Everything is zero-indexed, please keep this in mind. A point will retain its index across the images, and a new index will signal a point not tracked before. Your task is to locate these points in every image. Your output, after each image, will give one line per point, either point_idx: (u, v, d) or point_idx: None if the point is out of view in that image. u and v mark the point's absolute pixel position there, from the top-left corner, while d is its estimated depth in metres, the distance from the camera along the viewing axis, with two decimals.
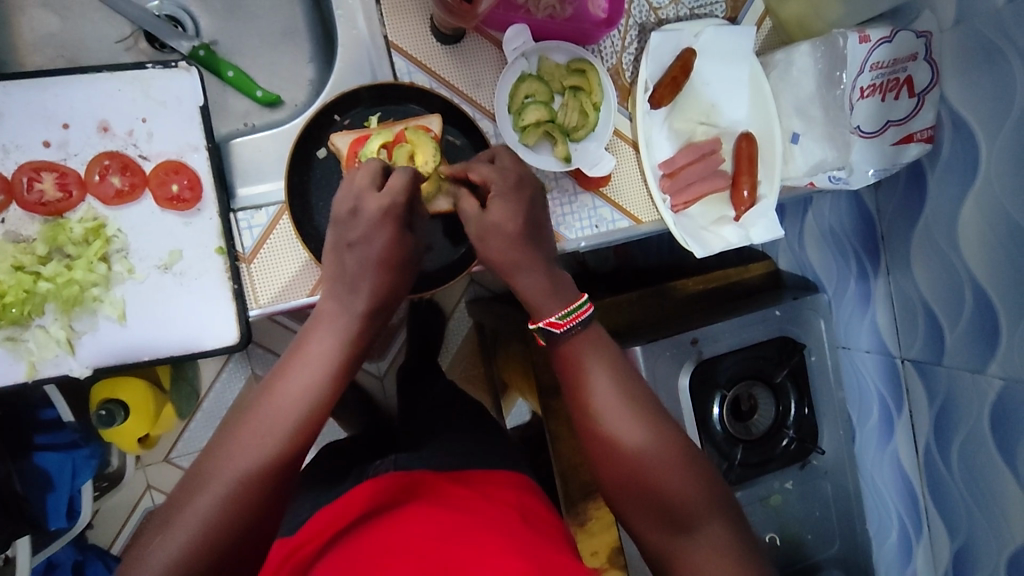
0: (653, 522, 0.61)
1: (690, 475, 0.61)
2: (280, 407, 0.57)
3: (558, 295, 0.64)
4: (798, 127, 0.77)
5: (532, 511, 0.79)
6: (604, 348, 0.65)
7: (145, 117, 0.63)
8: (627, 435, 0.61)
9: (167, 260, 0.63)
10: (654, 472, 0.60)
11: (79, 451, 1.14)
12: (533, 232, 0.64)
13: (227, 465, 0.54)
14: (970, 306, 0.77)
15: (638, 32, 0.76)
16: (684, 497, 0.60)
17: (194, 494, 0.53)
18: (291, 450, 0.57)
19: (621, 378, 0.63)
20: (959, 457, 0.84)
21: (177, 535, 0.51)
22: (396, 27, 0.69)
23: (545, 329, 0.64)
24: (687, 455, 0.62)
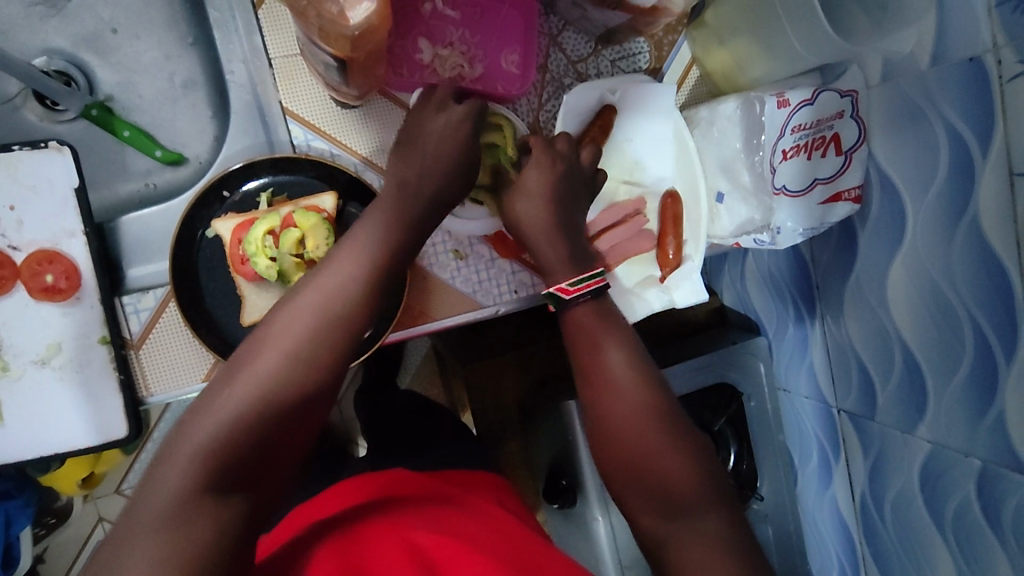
0: (645, 503, 0.53)
1: (682, 454, 0.54)
2: (319, 304, 0.52)
3: (572, 265, 0.63)
4: (723, 186, 0.74)
5: (509, 506, 0.79)
6: (615, 323, 0.60)
7: (13, 205, 0.59)
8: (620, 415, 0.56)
9: (45, 354, 0.59)
10: (641, 452, 0.54)
11: (13, 501, 1.09)
12: (556, 200, 0.64)
13: (243, 392, 0.48)
14: (899, 368, 0.75)
15: (554, 88, 0.73)
16: (682, 483, 0.53)
17: (238, 375, 0.49)
18: (329, 357, 0.52)
19: (632, 352, 0.58)
20: (892, 510, 0.83)
21: (211, 418, 0.47)
22: (291, 94, 0.65)
23: (556, 295, 0.62)
24: (681, 434, 0.56)
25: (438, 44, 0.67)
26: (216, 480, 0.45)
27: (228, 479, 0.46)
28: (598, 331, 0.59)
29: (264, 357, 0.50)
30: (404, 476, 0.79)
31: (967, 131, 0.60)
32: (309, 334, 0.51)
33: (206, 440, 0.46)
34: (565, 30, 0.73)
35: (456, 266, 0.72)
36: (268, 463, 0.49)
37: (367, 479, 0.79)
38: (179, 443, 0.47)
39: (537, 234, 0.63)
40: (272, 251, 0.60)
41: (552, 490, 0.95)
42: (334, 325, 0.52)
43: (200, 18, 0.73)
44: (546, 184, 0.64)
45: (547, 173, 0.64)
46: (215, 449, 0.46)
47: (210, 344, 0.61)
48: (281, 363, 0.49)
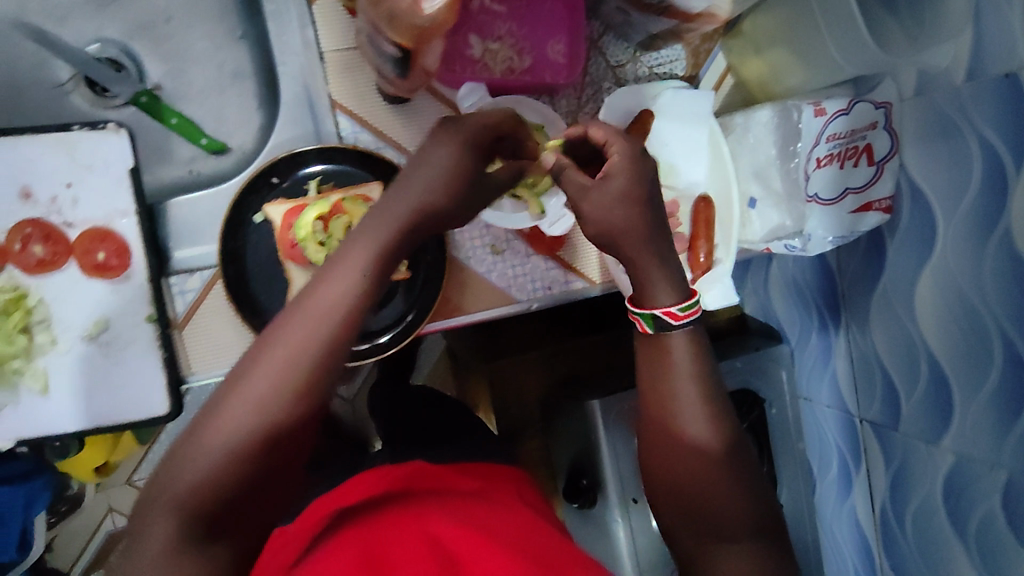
0: (694, 529, 0.53)
1: (740, 487, 0.53)
2: (301, 339, 0.45)
3: (676, 287, 0.54)
4: (755, 191, 0.76)
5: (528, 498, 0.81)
6: (695, 353, 0.54)
7: (70, 182, 0.60)
8: (683, 432, 0.53)
9: (92, 330, 0.60)
10: (701, 485, 0.52)
11: (31, 483, 1.12)
12: (640, 206, 0.53)
13: (211, 452, 0.43)
14: (925, 378, 0.76)
15: (593, 91, 0.76)
16: (737, 515, 0.52)
17: (210, 421, 0.45)
18: (311, 395, 0.46)
19: (706, 383, 0.53)
20: (913, 522, 0.83)
21: (188, 467, 0.43)
22: (339, 85, 0.67)
23: (659, 318, 0.54)
24: (742, 466, 0.53)
25: (487, 39, 0.68)
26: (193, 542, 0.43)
27: (208, 526, 0.44)
28: (677, 363, 0.54)
29: (237, 399, 0.44)
30: (420, 468, 0.78)
31: (1000, 143, 0.60)
32: (281, 378, 0.45)
33: (183, 490, 0.43)
34: (605, 35, 0.75)
35: (492, 260, 0.73)
36: (253, 505, 0.46)
37: (385, 471, 0.78)
38: (156, 492, 0.44)
39: (642, 254, 0.54)
40: (320, 238, 0.61)
41: (572, 490, 0.95)
42: (318, 359, 0.45)
43: (252, 12, 0.75)
44: (632, 187, 0.53)
45: (633, 179, 0.53)
46: (195, 497, 0.43)
47: (254, 325, 0.62)
48: (259, 407, 0.44)
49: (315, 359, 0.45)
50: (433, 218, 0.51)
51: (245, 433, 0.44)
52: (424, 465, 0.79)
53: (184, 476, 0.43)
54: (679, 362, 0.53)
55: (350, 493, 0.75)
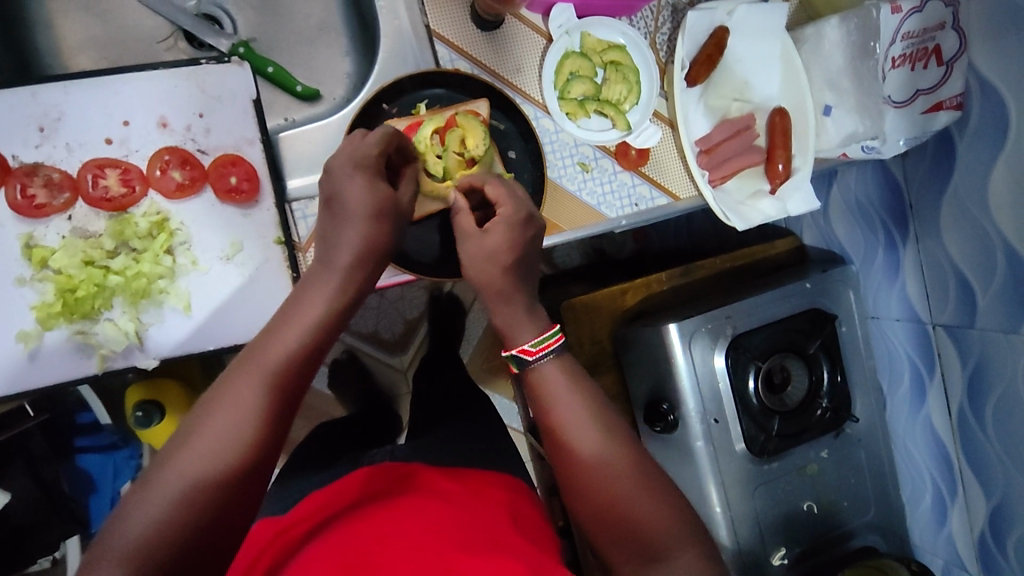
0: (622, 552, 0.55)
1: (654, 501, 0.55)
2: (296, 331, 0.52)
3: (534, 322, 0.61)
4: (830, 99, 0.79)
5: (521, 508, 0.76)
6: (574, 380, 0.60)
7: (201, 112, 0.64)
8: (576, 447, 0.57)
9: (229, 251, 0.64)
10: (610, 503, 0.55)
11: (119, 452, 1.11)
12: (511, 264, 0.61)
13: (213, 429, 0.47)
14: (1002, 270, 0.79)
15: (670, 12, 0.77)
16: (654, 526, 0.54)
17: (161, 475, 0.46)
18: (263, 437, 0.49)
19: (592, 403, 0.59)
20: (994, 416, 0.86)
21: (162, 496, 0.44)
22: (439, 15, 0.71)
23: (517, 358, 0.60)
24: (649, 480, 0.56)
25: None
26: (199, 515, 0.45)
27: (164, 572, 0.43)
28: (562, 393, 0.59)
29: (188, 450, 0.47)
30: (409, 473, 0.77)
31: None
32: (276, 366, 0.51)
33: (137, 537, 0.43)
34: None
35: (583, 178, 0.76)
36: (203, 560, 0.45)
37: (367, 478, 0.77)
38: (105, 549, 0.43)
39: (499, 297, 0.61)
40: (439, 151, 0.65)
41: (652, 415, 0.97)
42: (270, 404, 0.50)
43: None
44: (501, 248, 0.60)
45: (509, 239, 0.60)
46: (151, 545, 0.43)
47: None
48: (214, 449, 0.47)
49: (268, 400, 0.50)
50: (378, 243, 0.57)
51: (196, 479, 0.45)
52: (417, 469, 0.78)
53: (138, 523, 0.43)
54: (558, 390, 0.59)
55: (341, 486, 0.77)
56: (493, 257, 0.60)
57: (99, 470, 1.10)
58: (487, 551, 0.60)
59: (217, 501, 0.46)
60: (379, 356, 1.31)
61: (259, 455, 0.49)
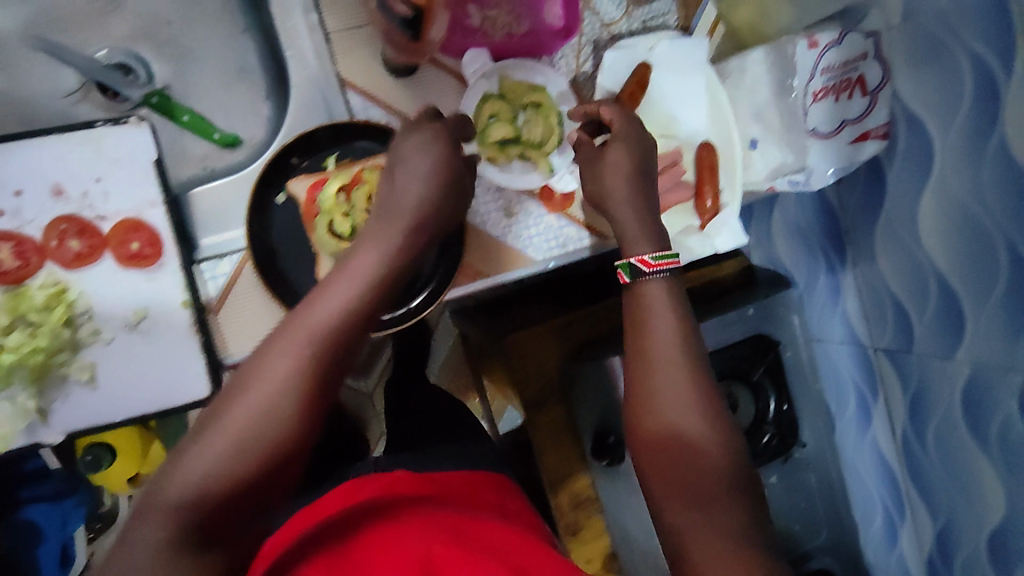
0: (673, 486, 0.55)
1: (719, 451, 0.56)
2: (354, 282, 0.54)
3: (653, 240, 0.64)
4: (755, 133, 0.80)
5: (513, 510, 0.79)
6: (671, 308, 0.61)
7: (99, 177, 0.62)
8: (656, 380, 0.59)
9: (133, 319, 0.63)
10: (675, 443, 0.56)
11: (66, 501, 1.12)
12: (634, 174, 0.66)
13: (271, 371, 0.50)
14: (935, 299, 0.79)
15: (591, 48, 0.77)
16: (713, 475, 0.55)
17: (223, 411, 0.49)
18: (306, 402, 0.50)
19: (685, 332, 0.60)
20: (935, 441, 0.86)
21: (218, 436, 0.48)
22: (348, 63, 0.69)
23: (634, 267, 0.63)
24: (719, 431, 0.57)
25: (486, 7, 0.70)
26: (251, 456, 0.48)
27: (209, 527, 0.46)
28: (661, 313, 0.61)
29: (249, 389, 0.50)
30: (399, 474, 0.75)
31: (990, 55, 0.63)
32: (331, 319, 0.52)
33: (201, 469, 0.47)
34: None
35: (508, 223, 0.76)
36: (242, 516, 0.49)
37: (370, 480, 0.75)
38: (156, 500, 0.46)
39: (617, 204, 0.65)
40: (345, 210, 0.63)
41: (600, 448, 0.98)
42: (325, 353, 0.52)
43: (253, 5, 0.77)
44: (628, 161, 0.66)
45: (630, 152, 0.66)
46: (196, 499, 0.46)
47: (286, 303, 0.64)
48: (270, 395, 0.49)
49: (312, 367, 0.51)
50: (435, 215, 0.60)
51: (243, 431, 0.48)
52: (401, 472, 0.76)
53: (187, 476, 0.47)
54: (657, 315, 0.61)
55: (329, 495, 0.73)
56: (615, 175, 0.66)
57: (45, 520, 1.10)
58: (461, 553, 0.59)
59: (259, 461, 0.48)
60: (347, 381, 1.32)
61: (313, 403, 0.51)
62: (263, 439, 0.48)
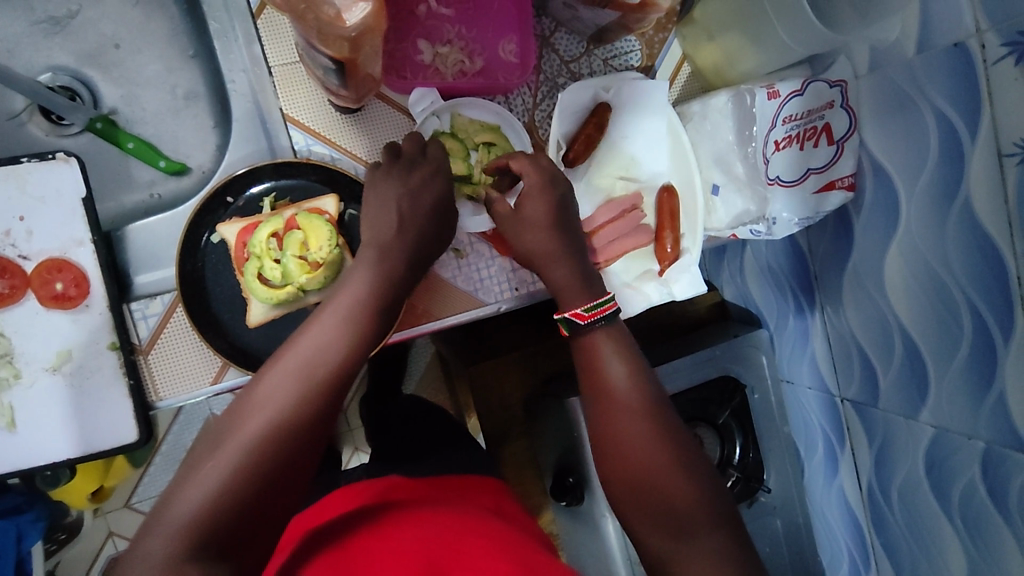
0: (649, 521, 0.54)
1: (688, 477, 0.55)
2: (351, 311, 0.58)
3: (587, 291, 0.64)
4: (718, 178, 0.75)
5: (509, 512, 0.78)
6: (622, 344, 0.61)
7: (22, 215, 0.60)
8: (618, 419, 0.57)
9: (56, 361, 0.61)
10: (644, 476, 0.55)
11: (23, 515, 1.10)
12: (560, 224, 0.65)
13: (273, 396, 0.52)
14: (900, 354, 0.76)
15: (549, 87, 0.75)
16: (686, 500, 0.54)
17: (228, 439, 0.50)
18: (315, 419, 0.52)
19: (637, 368, 0.59)
20: (898, 497, 0.83)
21: (224, 460, 0.48)
22: (290, 98, 0.67)
23: (569, 321, 0.62)
24: (687, 458, 0.56)
25: (436, 43, 0.69)
26: (261, 479, 0.48)
27: (221, 542, 0.46)
28: (609, 353, 0.60)
29: (253, 415, 0.51)
30: (395, 483, 0.80)
31: (956, 115, 0.61)
32: (331, 344, 0.55)
33: (208, 494, 0.47)
34: (557, 31, 0.74)
35: (457, 264, 0.73)
36: (253, 534, 0.48)
37: (364, 486, 0.80)
38: (165, 514, 0.46)
39: (552, 259, 0.64)
40: (276, 253, 0.62)
41: (559, 489, 0.93)
42: (327, 374, 0.54)
43: (201, 31, 0.74)
44: (549, 213, 0.64)
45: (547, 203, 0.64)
46: (206, 514, 0.46)
47: (218, 348, 0.62)
48: (275, 417, 0.51)
49: (320, 385, 0.53)
50: (417, 254, 0.63)
51: (250, 454, 0.49)
52: (394, 479, 0.81)
53: (198, 488, 0.47)
54: (608, 354, 0.60)
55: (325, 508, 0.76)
56: (537, 226, 0.65)
57: (2, 533, 1.07)
58: (480, 550, 0.61)
59: (270, 474, 0.49)
60: None
61: (319, 423, 0.53)
62: (277, 453, 0.50)
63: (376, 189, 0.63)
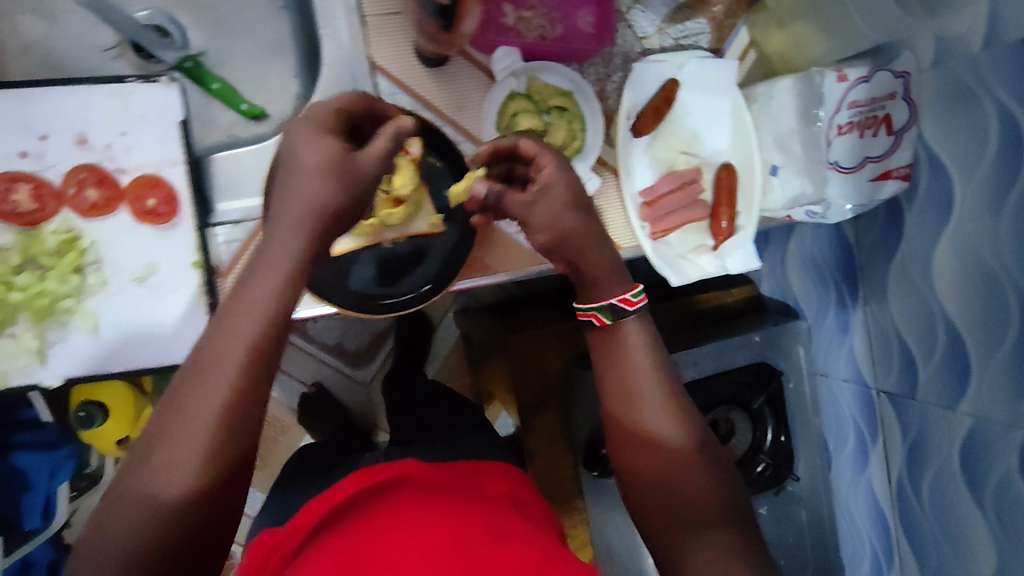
0: (667, 517, 0.56)
1: (709, 477, 0.57)
2: (249, 315, 0.48)
3: (620, 277, 0.62)
4: (778, 160, 0.78)
5: (525, 502, 0.74)
6: (649, 340, 0.60)
7: (125, 131, 0.63)
8: (641, 422, 0.58)
9: (142, 273, 0.63)
10: (666, 474, 0.57)
11: (58, 451, 1.11)
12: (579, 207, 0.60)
13: (171, 426, 0.46)
14: (943, 345, 0.78)
15: (622, 60, 0.78)
16: (705, 499, 0.56)
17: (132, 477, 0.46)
18: (226, 439, 0.47)
19: (663, 366, 0.59)
20: (929, 490, 0.84)
21: (132, 505, 0.45)
22: (381, 47, 0.70)
23: (614, 305, 0.60)
24: (709, 460, 0.58)
25: (521, 8, 0.72)
26: (176, 515, 0.46)
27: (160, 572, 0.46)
28: (637, 350, 0.60)
29: (155, 454, 0.46)
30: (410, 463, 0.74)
31: (1018, 108, 0.63)
32: (227, 355, 0.47)
33: (122, 539, 0.45)
34: (634, 7, 0.77)
35: None
36: (221, 518, 0.48)
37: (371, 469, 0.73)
38: (115, 525, 0.45)
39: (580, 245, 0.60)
40: None
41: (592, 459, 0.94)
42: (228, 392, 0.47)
43: None
44: (567, 196, 0.59)
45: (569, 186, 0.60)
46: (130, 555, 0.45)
47: None
48: (180, 450, 0.46)
49: (226, 405, 0.47)
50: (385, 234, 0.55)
51: (160, 490, 0.45)
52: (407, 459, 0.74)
53: (121, 525, 0.45)
54: (634, 348, 0.60)
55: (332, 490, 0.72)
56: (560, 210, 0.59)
57: (37, 468, 1.09)
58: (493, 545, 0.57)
59: (189, 505, 0.46)
60: (342, 371, 1.37)
61: (229, 443, 0.47)
62: (188, 487, 0.46)
63: (292, 140, 0.51)
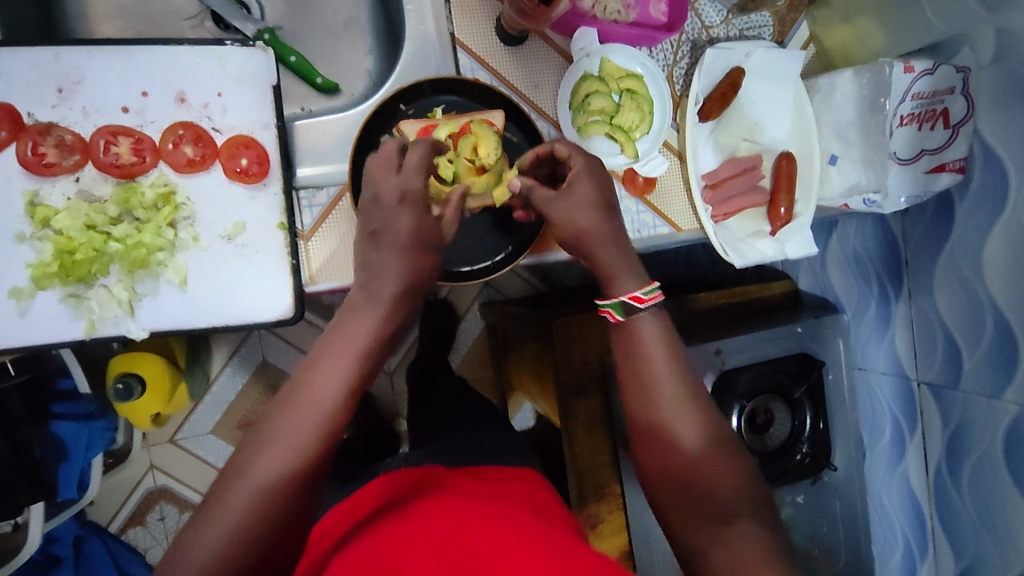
0: (694, 514, 0.55)
1: (733, 472, 0.56)
2: (344, 357, 0.55)
3: (637, 273, 0.61)
4: (836, 149, 0.82)
5: (546, 506, 0.68)
6: (666, 333, 0.60)
7: (221, 92, 0.65)
8: (667, 423, 0.57)
9: (231, 231, 0.65)
10: (692, 470, 0.56)
11: (96, 422, 1.08)
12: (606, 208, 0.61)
13: (269, 452, 0.51)
14: (990, 335, 0.80)
15: (689, 47, 0.80)
16: (731, 491, 0.55)
17: (224, 493, 0.49)
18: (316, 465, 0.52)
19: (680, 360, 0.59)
20: (969, 479, 0.86)
21: (221, 518, 0.48)
22: (463, 24, 0.72)
23: (624, 304, 0.60)
24: (731, 454, 0.58)
25: None
26: (263, 531, 0.49)
27: None
28: (653, 344, 0.59)
29: (249, 470, 0.50)
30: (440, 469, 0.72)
31: None
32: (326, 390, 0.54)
33: (208, 550, 0.47)
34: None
35: None
36: (279, 556, 0.50)
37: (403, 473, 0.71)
38: (178, 567, 0.47)
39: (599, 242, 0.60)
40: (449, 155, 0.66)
41: None
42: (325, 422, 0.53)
43: None
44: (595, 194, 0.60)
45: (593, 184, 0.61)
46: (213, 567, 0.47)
47: None
48: (276, 469, 0.50)
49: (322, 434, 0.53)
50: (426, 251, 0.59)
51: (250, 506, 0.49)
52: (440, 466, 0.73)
53: (207, 539, 0.48)
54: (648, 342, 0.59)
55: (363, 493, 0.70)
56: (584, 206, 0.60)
57: (72, 438, 1.05)
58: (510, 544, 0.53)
59: (275, 523, 0.49)
60: None
61: (318, 469, 0.52)
62: (276, 506, 0.49)
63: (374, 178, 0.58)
